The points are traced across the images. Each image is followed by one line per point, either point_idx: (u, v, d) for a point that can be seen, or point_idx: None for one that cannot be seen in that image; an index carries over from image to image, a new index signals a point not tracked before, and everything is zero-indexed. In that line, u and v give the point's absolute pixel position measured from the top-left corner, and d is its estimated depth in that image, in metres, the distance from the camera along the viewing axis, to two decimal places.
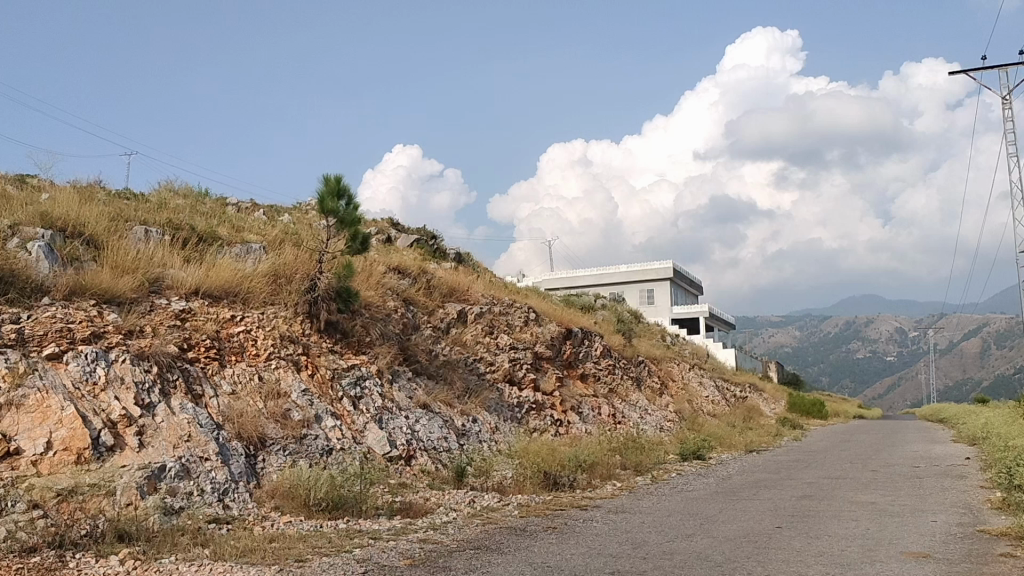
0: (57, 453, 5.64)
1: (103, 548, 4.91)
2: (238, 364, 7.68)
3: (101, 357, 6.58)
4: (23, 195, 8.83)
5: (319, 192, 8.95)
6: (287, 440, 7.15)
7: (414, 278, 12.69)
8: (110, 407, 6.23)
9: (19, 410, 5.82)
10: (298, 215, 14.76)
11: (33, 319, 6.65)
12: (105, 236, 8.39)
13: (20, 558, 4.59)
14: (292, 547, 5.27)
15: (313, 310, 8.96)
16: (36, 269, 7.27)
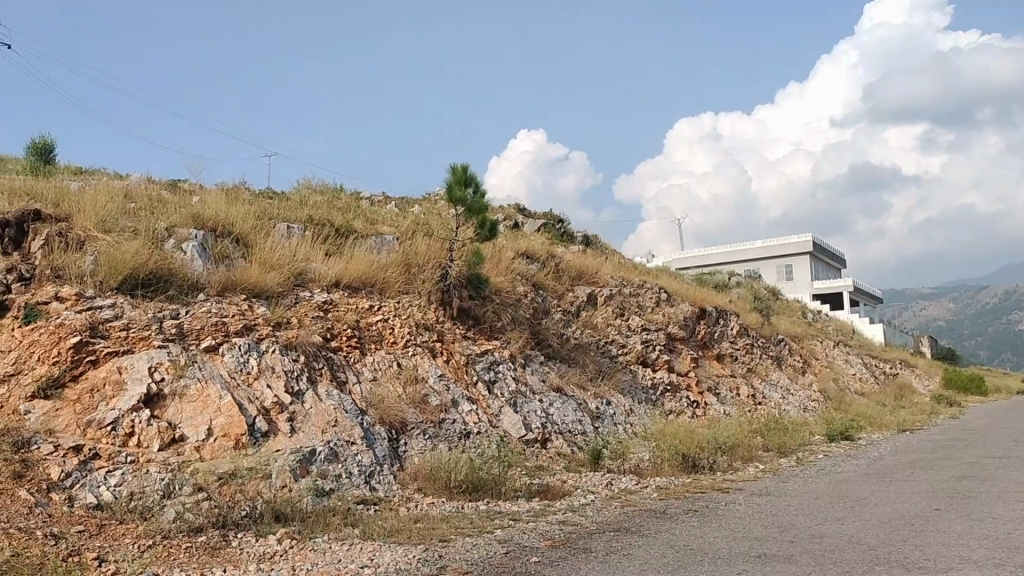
0: (217, 439, 6.03)
1: (261, 528, 5.24)
2: (378, 352, 7.97)
3: (253, 348, 6.98)
4: (176, 198, 9.44)
5: (446, 181, 9.13)
6: (427, 424, 7.38)
7: (543, 262, 12.74)
8: (263, 395, 6.60)
9: (183, 399, 6.25)
10: (429, 206, 15.10)
11: (191, 314, 7.11)
12: (252, 235, 8.87)
13: (189, 537, 4.96)
14: (437, 528, 5.43)
15: (446, 297, 9.16)
16: (192, 267, 7.76)
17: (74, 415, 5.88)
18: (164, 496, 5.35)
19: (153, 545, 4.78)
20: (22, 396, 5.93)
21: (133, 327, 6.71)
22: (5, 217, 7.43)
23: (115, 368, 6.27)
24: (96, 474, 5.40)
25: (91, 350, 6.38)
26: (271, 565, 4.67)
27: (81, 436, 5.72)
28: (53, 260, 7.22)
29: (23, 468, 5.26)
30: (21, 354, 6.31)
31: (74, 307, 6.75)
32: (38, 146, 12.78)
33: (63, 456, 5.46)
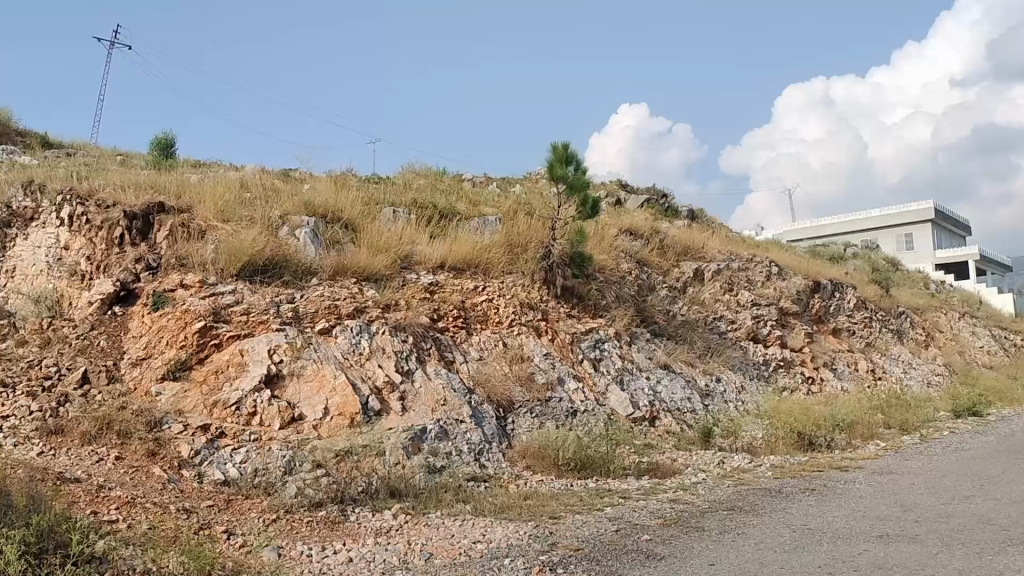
0: (334, 418, 6.26)
1: (377, 504, 5.42)
2: (484, 331, 8.08)
3: (364, 330, 7.18)
4: (288, 187, 9.79)
5: (547, 160, 9.12)
6: (534, 402, 7.44)
7: (648, 239, 12.58)
8: (375, 375, 6.80)
9: (300, 379, 6.50)
10: (531, 185, 15.13)
11: (306, 297, 7.37)
12: (360, 220, 9.10)
13: (310, 512, 5.18)
14: (546, 505, 5.48)
15: (550, 277, 9.17)
16: (305, 253, 8.03)
17: (201, 396, 6.22)
18: (286, 472, 5.60)
19: (277, 519, 5.01)
20: (153, 379, 6.32)
21: (253, 311, 7.01)
22: (133, 210, 7.89)
23: (237, 351, 6.58)
24: (223, 451, 5.70)
25: (214, 334, 6.72)
26: (388, 539, 4.83)
27: (209, 415, 6.05)
28: (177, 250, 7.62)
29: (158, 446, 5.62)
30: (152, 339, 6.71)
31: (198, 293, 7.11)
32: (160, 142, 13.47)
33: (193, 434, 5.80)
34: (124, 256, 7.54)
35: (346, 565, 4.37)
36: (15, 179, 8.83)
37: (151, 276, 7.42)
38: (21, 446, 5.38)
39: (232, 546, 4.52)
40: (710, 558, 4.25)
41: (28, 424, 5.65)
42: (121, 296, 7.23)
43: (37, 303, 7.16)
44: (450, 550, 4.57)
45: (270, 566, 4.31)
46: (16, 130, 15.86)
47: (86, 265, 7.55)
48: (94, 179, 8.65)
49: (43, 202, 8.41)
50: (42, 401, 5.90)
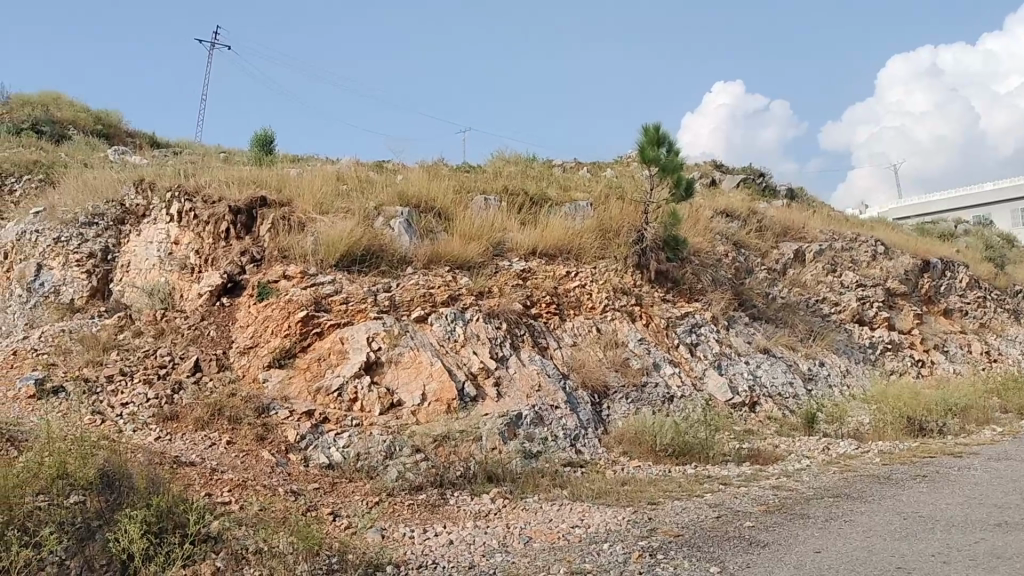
0: (431, 404, 6.37)
1: (476, 488, 5.52)
2: (577, 317, 8.07)
3: (458, 317, 7.27)
4: (383, 178, 9.98)
5: (638, 143, 9.01)
6: (629, 388, 7.40)
7: (744, 221, 12.29)
8: (470, 361, 6.88)
9: (398, 366, 6.64)
10: (622, 169, 14.99)
11: (401, 286, 7.50)
12: (453, 209, 9.20)
13: (410, 495, 5.32)
14: (645, 490, 5.45)
15: (644, 261, 9.06)
16: (400, 243, 8.17)
17: (305, 382, 6.45)
18: (386, 456, 5.75)
19: (380, 501, 5.17)
20: (260, 366, 6.58)
21: (352, 300, 7.18)
22: (237, 205, 8.18)
23: (338, 339, 6.77)
24: (327, 436, 5.90)
25: (316, 323, 6.92)
26: (487, 522, 4.91)
27: (312, 402, 6.26)
28: (279, 242, 7.87)
29: (265, 431, 5.85)
30: (257, 328, 6.98)
31: (300, 284, 7.33)
32: (260, 137, 13.93)
33: (298, 420, 6.02)
34: (230, 250, 7.85)
35: (447, 547, 4.47)
36: (129, 178, 9.31)
37: (255, 268, 7.70)
38: (141, 431, 5.69)
39: (338, 528, 4.67)
40: (815, 546, 4.14)
41: (147, 410, 5.98)
42: (228, 288, 7.55)
43: (151, 296, 7.63)
44: (549, 534, 4.60)
45: (374, 547, 4.44)
46: (129, 132, 16.70)
47: (195, 259, 7.90)
48: (200, 176, 9.03)
49: (154, 199, 8.86)
50: (158, 388, 6.23)
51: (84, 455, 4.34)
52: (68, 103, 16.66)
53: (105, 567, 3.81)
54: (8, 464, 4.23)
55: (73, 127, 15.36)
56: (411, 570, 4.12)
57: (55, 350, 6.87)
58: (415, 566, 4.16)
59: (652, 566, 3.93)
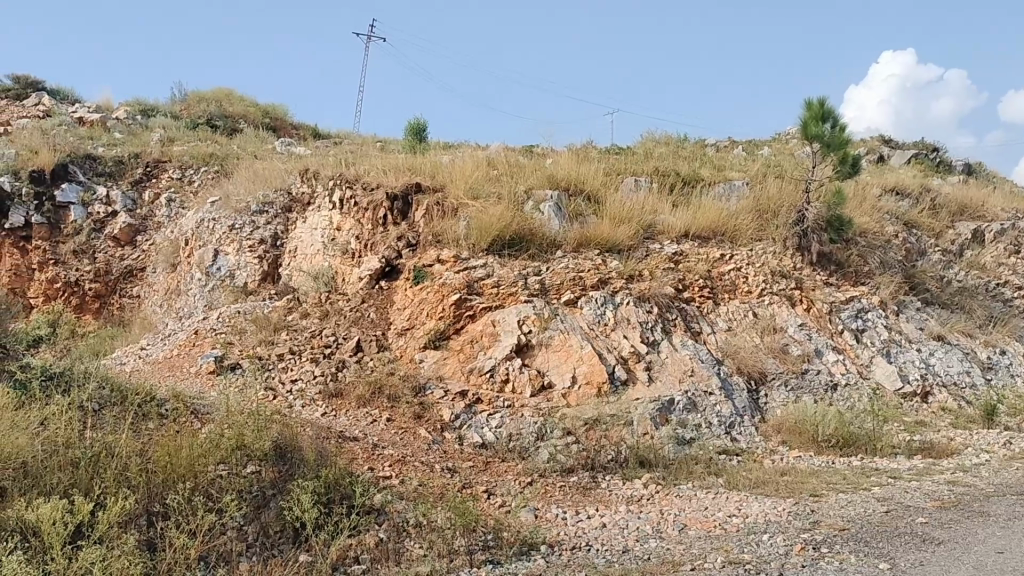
0: (582, 387, 6.38)
1: (628, 472, 5.52)
2: (732, 302, 7.84)
3: (608, 300, 7.17)
4: (533, 162, 10.03)
5: (801, 118, 8.63)
6: (788, 375, 7.14)
7: (915, 200, 11.53)
8: (620, 346, 6.81)
9: (548, 349, 6.66)
10: (780, 147, 14.40)
11: (551, 270, 7.48)
12: (602, 192, 9.12)
13: (562, 477, 5.39)
14: (806, 481, 5.24)
15: (804, 244, 8.64)
16: (549, 226, 8.16)
17: (459, 363, 6.62)
18: (538, 437, 5.83)
19: (532, 482, 5.25)
20: (417, 348, 6.84)
21: (503, 283, 7.24)
22: (394, 191, 8.40)
23: (490, 322, 6.87)
24: (480, 416, 6.06)
25: (468, 306, 7.07)
26: (640, 507, 4.89)
27: (466, 382, 6.44)
28: (433, 227, 8.05)
29: (422, 410, 6.09)
30: (414, 311, 7.21)
31: (453, 268, 7.47)
32: (415, 126, 14.30)
33: (452, 400, 6.22)
34: (388, 235, 8.13)
35: (600, 530, 4.48)
36: (295, 168, 9.82)
37: (411, 252, 7.93)
38: (308, 406, 6.05)
39: (492, 506, 4.78)
40: (998, 546, 3.85)
41: (313, 387, 6.33)
42: (386, 272, 7.84)
43: (317, 280, 8.08)
44: (704, 522, 4.52)
45: (528, 526, 4.52)
46: (294, 124, 17.63)
47: (355, 245, 8.26)
48: (360, 165, 9.39)
49: (317, 188, 9.30)
50: (323, 366, 6.59)
51: (259, 428, 4.64)
52: (240, 98, 17.77)
53: (279, 533, 4.07)
54: (194, 434, 4.58)
55: (245, 121, 16.41)
56: (565, 551, 4.16)
57: (232, 329, 7.40)
58: (568, 548, 4.20)
59: (815, 560, 3.77)
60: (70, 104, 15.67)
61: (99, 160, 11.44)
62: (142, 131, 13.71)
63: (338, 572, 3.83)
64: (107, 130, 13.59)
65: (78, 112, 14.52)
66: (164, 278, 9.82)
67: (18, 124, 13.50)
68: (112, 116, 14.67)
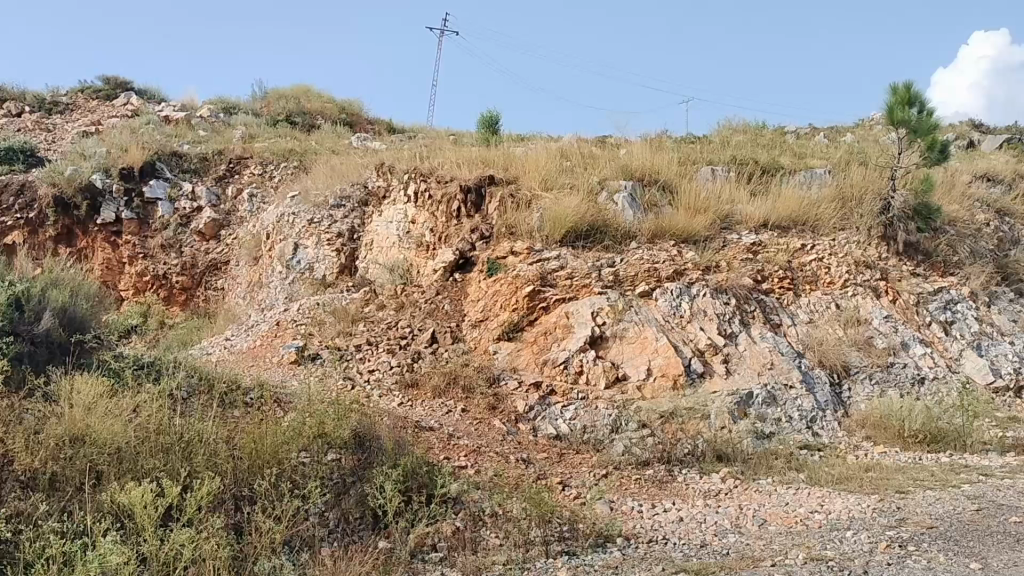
0: (657, 379, 6.29)
1: (705, 466, 5.45)
2: (814, 293, 7.63)
3: (684, 292, 7.04)
4: (607, 153, 9.95)
5: (886, 104, 8.34)
6: (872, 368, 6.94)
7: (1008, 186, 11.03)
8: (697, 338, 6.69)
9: (623, 341, 6.59)
10: (864, 133, 13.96)
11: (626, 261, 7.38)
12: (678, 181, 8.99)
13: (637, 470, 5.36)
14: (891, 478, 5.08)
15: (890, 233, 8.36)
16: (624, 217, 8.08)
17: (533, 355, 6.65)
18: (613, 430, 5.81)
19: (608, 474, 5.24)
20: (491, 339, 6.89)
21: (576, 275, 7.19)
22: (467, 184, 8.42)
23: (563, 314, 6.85)
24: (554, 408, 6.08)
25: (542, 298, 7.05)
26: (718, 502, 4.82)
27: (540, 373, 6.46)
28: (506, 218, 8.04)
29: (496, 401, 6.15)
30: (488, 302, 7.25)
31: (526, 259, 7.45)
32: (487, 118, 14.34)
33: (526, 391, 6.26)
34: (462, 227, 8.19)
35: (678, 524, 4.44)
36: (370, 163, 9.96)
37: (484, 244, 7.96)
38: (386, 396, 6.17)
39: (567, 497, 4.78)
40: None
41: (390, 377, 6.45)
42: (459, 264, 7.91)
43: (393, 272, 8.27)
44: (785, 518, 4.43)
45: (604, 518, 4.51)
46: (369, 119, 17.90)
47: (430, 237, 8.36)
48: (434, 159, 9.47)
49: (392, 181, 9.41)
50: (399, 357, 6.70)
51: (339, 417, 4.75)
52: (317, 95, 18.13)
53: (360, 520, 4.16)
54: (278, 422, 4.70)
55: (323, 117, 16.74)
56: (642, 544, 4.13)
57: (311, 320, 7.58)
58: (645, 541, 4.17)
59: (902, 558, 3.66)
60: (156, 103, 16.25)
61: (184, 158, 11.84)
62: (224, 128, 14.13)
63: (416, 559, 3.89)
64: (192, 128, 14.05)
65: (164, 111, 15.04)
66: (247, 271, 10.13)
67: (109, 123, 14.07)
68: (196, 114, 15.15)
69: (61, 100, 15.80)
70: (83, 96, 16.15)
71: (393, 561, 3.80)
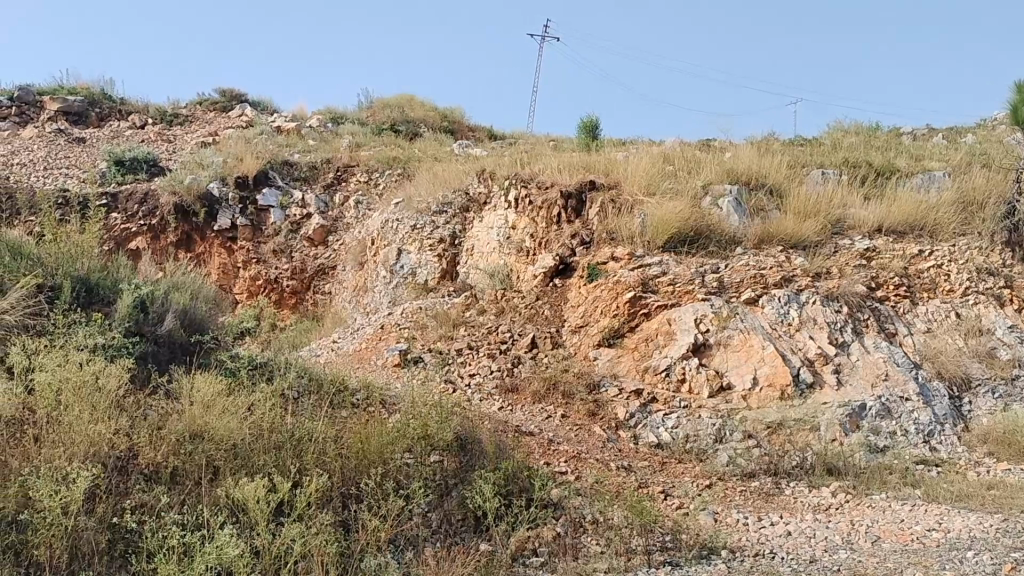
0: (764, 388, 6.10)
1: (814, 480, 5.27)
2: (932, 301, 7.27)
3: (793, 299, 6.81)
4: (712, 156, 9.78)
5: (1011, 102, 7.88)
6: (996, 381, 6.56)
7: None
8: (806, 346, 6.46)
9: (727, 349, 6.43)
10: (986, 134, 13.25)
11: (731, 268, 7.23)
12: (786, 185, 8.74)
13: (743, 481, 5.24)
14: (1017, 497, 4.78)
15: (1016, 238, 7.87)
16: (729, 222, 7.91)
17: (634, 361, 6.59)
18: (717, 439, 5.70)
19: (712, 485, 5.13)
20: (592, 345, 6.88)
21: (679, 281, 7.07)
22: (568, 189, 8.41)
23: (666, 320, 6.75)
24: (656, 416, 6.01)
25: (644, 304, 6.96)
26: (828, 516, 4.66)
27: (641, 380, 6.40)
28: (607, 223, 7.98)
29: (597, 407, 6.13)
30: (588, 307, 7.23)
31: (627, 265, 7.37)
32: (588, 123, 14.31)
33: (627, 398, 6.23)
34: (563, 233, 8.19)
35: (786, 538, 4.31)
36: (472, 169, 10.09)
37: (585, 250, 7.93)
38: (486, 400, 6.24)
39: (670, 507, 4.71)
40: None
41: (490, 381, 6.52)
42: (560, 270, 7.92)
43: (493, 278, 8.36)
44: (899, 534, 4.24)
45: (708, 529, 4.41)
46: (471, 126, 18.15)
47: (531, 243, 8.41)
48: (536, 164, 9.51)
49: (493, 188, 9.50)
50: (499, 361, 6.77)
51: (441, 420, 4.83)
52: (421, 103, 18.50)
53: (462, 521, 4.22)
54: (383, 423, 4.81)
55: (426, 125, 17.08)
56: (748, 557, 4.03)
57: (414, 324, 7.73)
58: (751, 554, 4.07)
59: None
60: (269, 114, 16.93)
61: (295, 166, 12.28)
62: (332, 137, 14.60)
63: (517, 563, 3.91)
64: (303, 138, 14.58)
65: (276, 122, 15.66)
66: (353, 275, 10.42)
67: (225, 134, 14.75)
68: (306, 125, 15.71)
69: (182, 112, 16.66)
70: (201, 108, 16.98)
71: (495, 563, 3.82)
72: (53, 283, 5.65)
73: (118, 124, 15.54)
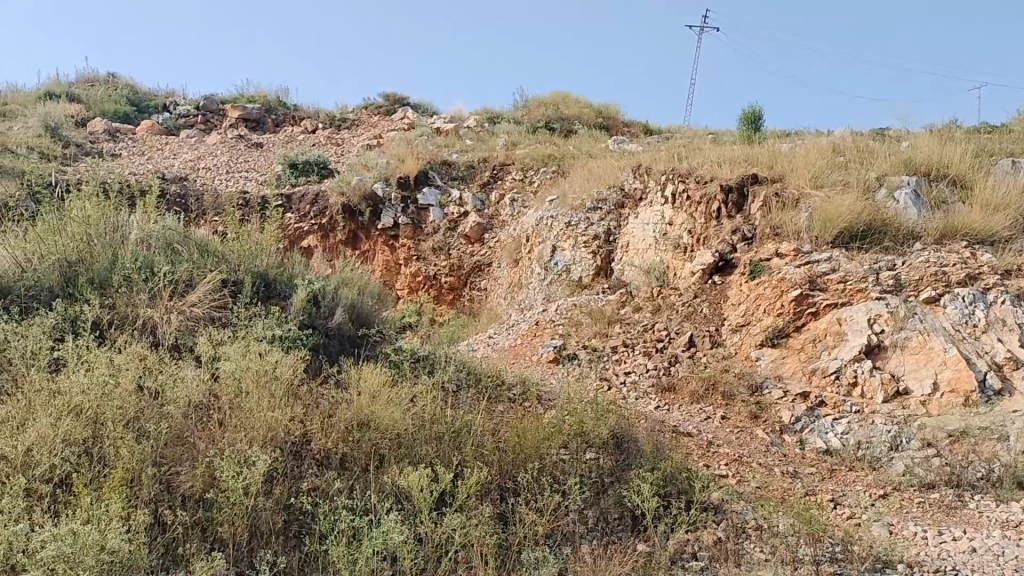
0: (944, 394, 5.63)
1: (1003, 493, 4.75)
2: None
3: (979, 299, 6.21)
4: (885, 146, 9.19)
5: None
6: None
7: None
8: (994, 349, 5.87)
9: (904, 351, 5.99)
10: None
11: (908, 264, 6.75)
12: (972, 175, 8.06)
13: (921, 493, 4.88)
14: None
15: None
16: (905, 216, 7.40)
17: (800, 362, 6.34)
18: (892, 447, 5.34)
19: (886, 495, 4.82)
20: (753, 344, 6.69)
21: (850, 278, 6.66)
22: (728, 183, 8.15)
23: (835, 320, 6.39)
24: (824, 420, 5.75)
25: (811, 302, 6.62)
26: (1019, 534, 4.25)
27: (808, 383, 6.15)
28: (771, 219, 7.68)
29: (759, 410, 5.92)
30: (750, 306, 7.00)
31: (793, 261, 7.04)
32: (748, 115, 13.83)
33: (792, 401, 5.99)
34: (723, 228, 7.95)
35: (970, 555, 3.99)
36: (628, 164, 9.96)
37: (747, 245, 7.66)
38: (642, 399, 6.16)
39: (840, 517, 4.48)
40: None
41: (647, 379, 6.44)
42: (720, 266, 7.69)
43: (649, 274, 8.27)
44: None
45: (882, 540, 4.15)
46: (626, 122, 17.96)
47: (689, 239, 8.22)
48: (694, 158, 9.27)
49: (649, 183, 9.35)
50: (656, 360, 6.67)
51: (599, 416, 4.83)
52: (576, 100, 18.51)
53: (618, 520, 4.18)
54: (539, 418, 4.85)
55: (581, 121, 17.07)
56: None
57: (569, 321, 7.75)
58: (931, 570, 3.80)
59: None
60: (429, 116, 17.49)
61: (453, 165, 12.59)
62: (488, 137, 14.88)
63: (676, 565, 3.82)
64: (461, 138, 14.95)
65: (436, 123, 16.13)
66: (508, 272, 10.59)
67: (388, 136, 15.35)
68: (464, 125, 16.08)
69: (349, 116, 17.49)
70: (367, 112, 17.76)
71: (653, 565, 3.74)
72: (236, 278, 6.05)
73: (291, 129, 16.53)
